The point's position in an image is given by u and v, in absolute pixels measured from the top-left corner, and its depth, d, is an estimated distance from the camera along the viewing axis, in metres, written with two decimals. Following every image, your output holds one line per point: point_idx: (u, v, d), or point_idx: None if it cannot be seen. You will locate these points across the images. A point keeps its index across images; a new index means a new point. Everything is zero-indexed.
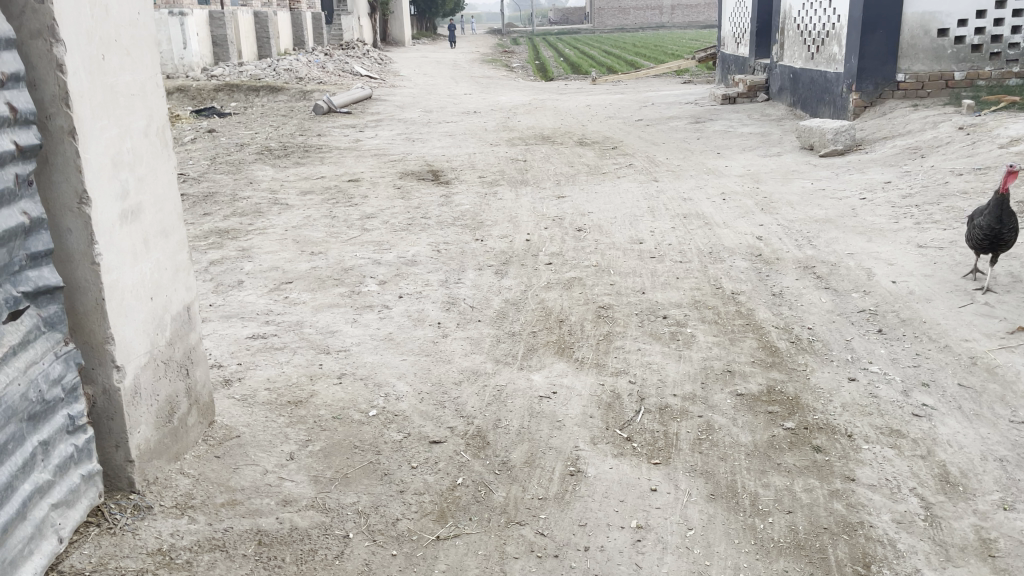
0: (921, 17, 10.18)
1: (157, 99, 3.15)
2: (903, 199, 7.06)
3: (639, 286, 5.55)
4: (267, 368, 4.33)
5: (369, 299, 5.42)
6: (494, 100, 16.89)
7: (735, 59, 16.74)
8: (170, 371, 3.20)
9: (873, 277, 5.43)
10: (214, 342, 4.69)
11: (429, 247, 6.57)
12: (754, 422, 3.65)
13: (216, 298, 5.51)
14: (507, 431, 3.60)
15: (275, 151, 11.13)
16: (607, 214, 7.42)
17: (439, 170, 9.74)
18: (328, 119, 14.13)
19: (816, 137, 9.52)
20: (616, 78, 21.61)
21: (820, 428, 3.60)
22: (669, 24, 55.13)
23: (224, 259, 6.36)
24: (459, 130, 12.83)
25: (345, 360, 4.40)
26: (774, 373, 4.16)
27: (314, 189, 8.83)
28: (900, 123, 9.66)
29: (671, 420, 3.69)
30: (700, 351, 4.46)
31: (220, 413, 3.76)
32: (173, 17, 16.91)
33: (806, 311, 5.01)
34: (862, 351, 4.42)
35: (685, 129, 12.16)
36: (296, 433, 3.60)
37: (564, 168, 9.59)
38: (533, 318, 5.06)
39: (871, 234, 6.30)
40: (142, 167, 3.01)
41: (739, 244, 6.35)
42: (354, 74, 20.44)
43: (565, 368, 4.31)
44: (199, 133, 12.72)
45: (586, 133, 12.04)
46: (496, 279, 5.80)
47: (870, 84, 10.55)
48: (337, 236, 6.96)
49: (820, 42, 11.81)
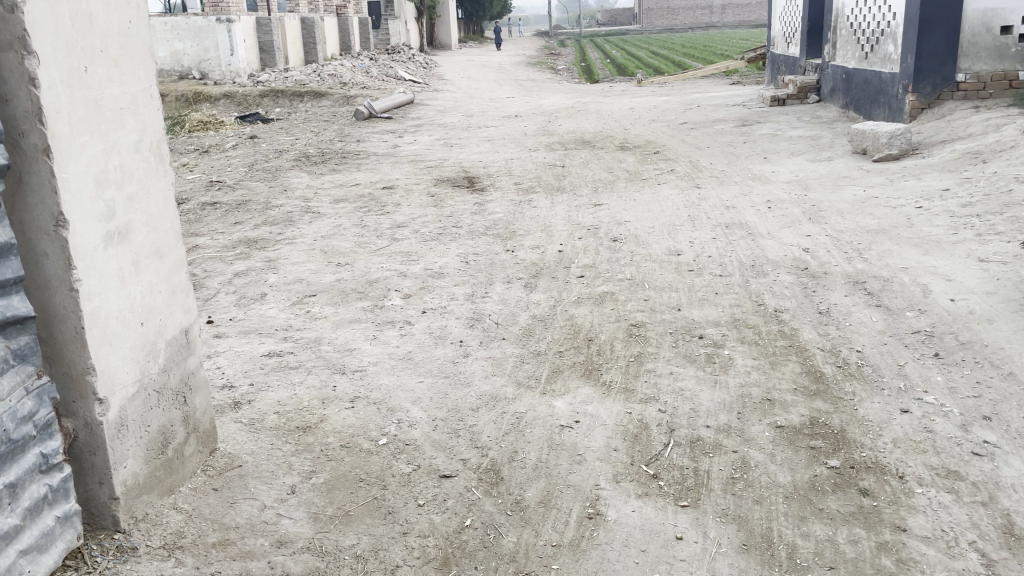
0: (983, 14, 9.68)
1: (152, 113, 2.99)
2: (962, 208, 6.61)
3: (674, 303, 5.25)
4: (278, 389, 4.14)
5: (391, 315, 5.21)
6: (537, 104, 16.68)
7: (785, 59, 16.24)
8: (164, 399, 3.03)
9: (929, 294, 5.04)
10: (229, 360, 4.54)
11: (457, 258, 6.35)
12: (794, 460, 3.34)
13: (238, 312, 5.37)
14: (523, 465, 3.34)
15: (313, 157, 11.06)
16: (644, 223, 7.12)
17: (475, 176, 9.54)
18: (369, 124, 14.05)
19: (870, 140, 9.06)
20: (663, 78, 21.15)
21: (867, 467, 3.28)
22: (721, 24, 54.08)
23: (250, 270, 6.24)
24: (498, 135, 12.62)
25: (359, 382, 4.20)
26: (818, 403, 3.82)
27: (347, 196, 8.70)
28: (960, 126, 9.15)
29: (703, 456, 3.39)
30: (738, 376, 4.15)
31: (224, 439, 3.58)
32: (220, 24, 17.11)
33: (855, 332, 4.65)
34: (916, 378, 4.06)
35: (730, 132, 11.75)
36: (301, 463, 3.41)
37: (603, 173, 9.31)
38: (560, 337, 4.80)
39: (927, 246, 5.88)
40: (134, 185, 2.85)
41: (783, 256, 6.00)
42: (398, 79, 20.42)
43: (591, 393, 4.03)
44: (241, 139, 12.75)
45: (629, 137, 11.73)
46: (524, 293, 5.56)
47: (927, 85, 9.98)
48: (365, 246, 6.78)
49: (875, 41, 11.30)
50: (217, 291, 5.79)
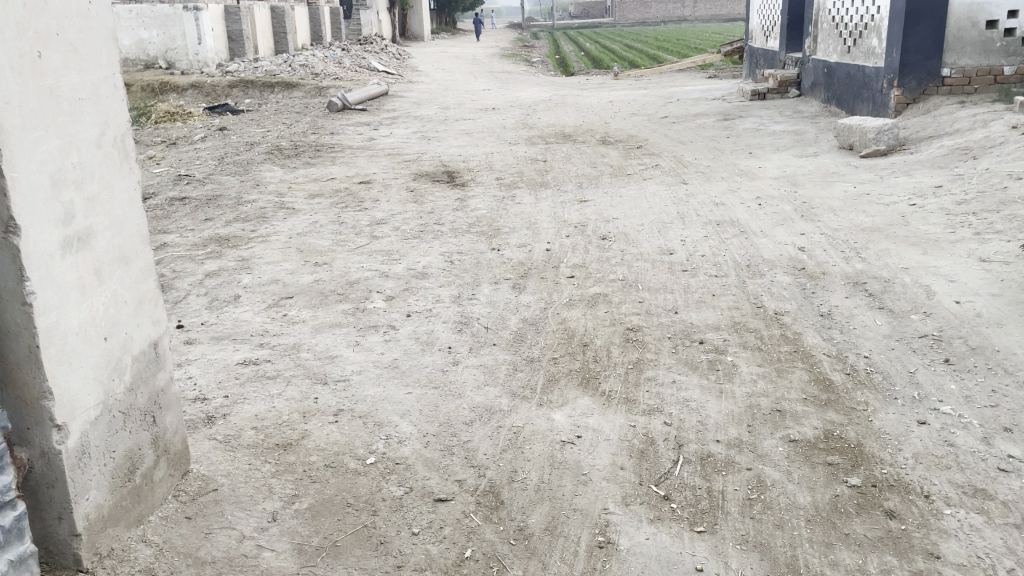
0: (968, 8, 9.58)
1: (116, 104, 2.70)
2: (957, 206, 6.47)
3: (670, 305, 5.03)
4: (255, 402, 3.86)
5: (374, 318, 4.94)
6: (514, 96, 16.40)
7: (764, 52, 16.13)
8: (131, 421, 2.75)
9: (933, 296, 4.88)
10: (201, 369, 4.23)
11: (441, 258, 6.08)
12: (813, 478, 3.14)
13: (210, 316, 5.06)
14: (524, 487, 3.11)
15: (286, 150, 10.71)
16: (633, 220, 6.90)
17: (455, 171, 9.26)
18: (342, 116, 13.68)
19: (856, 136, 8.93)
20: (639, 72, 20.92)
21: (890, 485, 3.09)
22: (693, 18, 54.08)
23: (222, 270, 5.92)
24: (477, 128, 12.35)
25: (343, 394, 3.92)
26: (831, 415, 3.63)
27: (323, 191, 8.39)
28: (946, 122, 9.05)
29: (715, 474, 3.18)
30: (744, 385, 3.94)
31: (197, 459, 3.30)
32: (187, 13, 16.60)
33: (860, 336, 4.47)
34: (929, 386, 3.88)
35: (713, 126, 11.58)
36: (282, 486, 3.14)
37: (586, 168, 9.08)
38: (553, 342, 4.56)
39: (925, 245, 5.73)
40: (95, 184, 2.56)
41: (778, 256, 5.81)
42: (371, 71, 20.01)
43: (591, 404, 3.80)
44: (210, 131, 12.33)
45: (609, 131, 11.51)
46: (513, 295, 5.31)
47: (912, 80, 9.87)
48: (343, 245, 6.49)
49: (858, 35, 11.19)
50: (187, 293, 5.47)
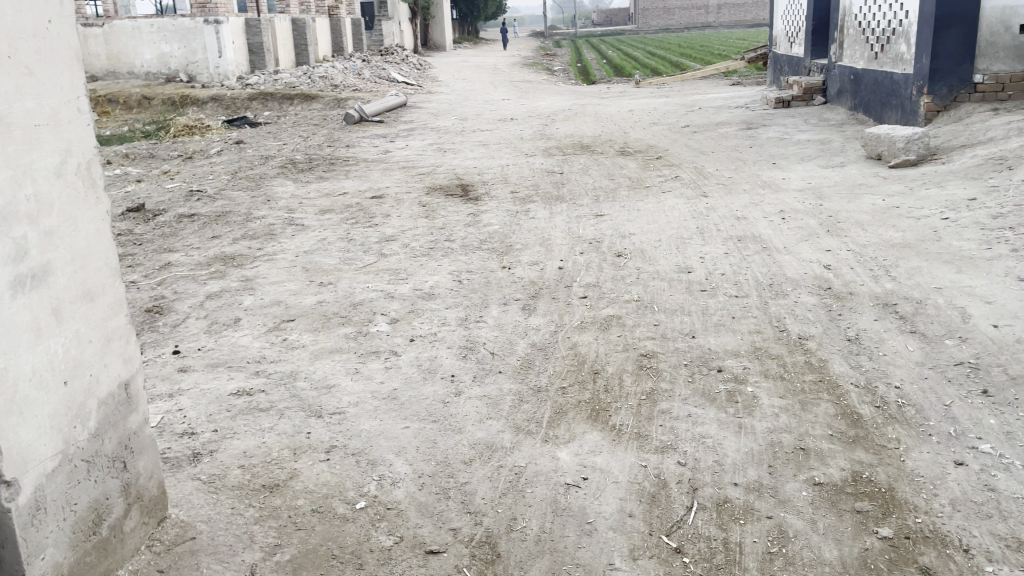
0: (1001, 11, 9.23)
1: (80, 128, 2.52)
2: (993, 219, 6.14)
3: (687, 329, 4.76)
4: (245, 437, 3.65)
5: (376, 343, 4.72)
6: (534, 106, 16.21)
7: (788, 59, 15.80)
8: (97, 469, 2.57)
9: (969, 319, 4.57)
10: (192, 401, 4.04)
11: (450, 277, 5.86)
12: (839, 528, 2.88)
13: (207, 340, 4.89)
14: (524, 538, 2.89)
15: (300, 164, 10.57)
16: (651, 236, 6.64)
17: (469, 184, 9.06)
18: (360, 128, 13.56)
19: (884, 145, 8.61)
20: (661, 80, 20.64)
21: (925, 537, 2.82)
22: (717, 25, 53.61)
23: (224, 290, 5.75)
24: (494, 139, 12.16)
25: (337, 428, 3.70)
26: (860, 454, 3.35)
27: (334, 206, 8.22)
28: (979, 130, 8.68)
29: (732, 523, 2.93)
30: (765, 420, 3.67)
31: (178, 502, 3.11)
32: (208, 26, 16.59)
33: (890, 364, 4.19)
34: (967, 421, 3.58)
35: (735, 136, 11.28)
36: (264, 534, 2.94)
37: (604, 180, 8.84)
38: (562, 369, 4.32)
39: (959, 262, 5.42)
40: (54, 217, 2.37)
41: (802, 275, 5.52)
42: (391, 82, 19.92)
43: (600, 441, 3.55)
44: (226, 144, 12.25)
45: (629, 142, 11.26)
46: (522, 317, 5.08)
47: (943, 86, 9.50)
48: (350, 263, 6.29)
49: (885, 41, 10.85)
50: (186, 316, 5.30)
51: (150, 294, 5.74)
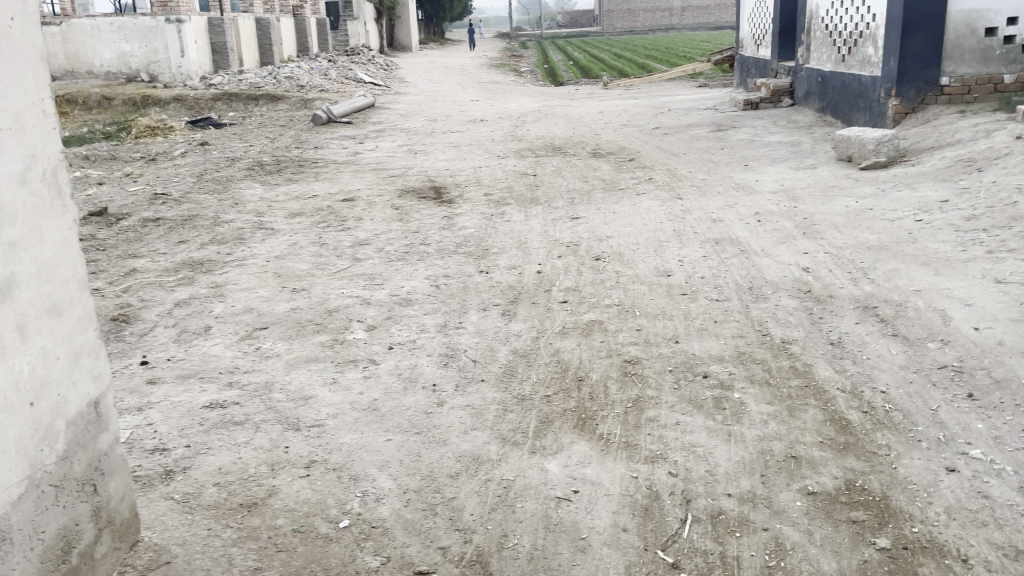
0: (966, 15, 9.36)
1: (45, 132, 2.38)
2: (966, 221, 6.19)
3: (670, 334, 4.71)
4: (219, 452, 3.51)
5: (353, 352, 4.59)
6: (503, 107, 16.13)
7: (755, 61, 15.91)
8: (65, 495, 2.42)
9: (949, 322, 4.58)
10: (162, 415, 3.88)
11: (427, 282, 5.75)
12: (837, 539, 2.83)
13: (177, 350, 4.71)
14: (516, 557, 2.81)
15: (267, 166, 10.36)
16: (628, 238, 6.59)
17: (442, 186, 8.94)
18: (328, 130, 13.35)
19: (855, 147, 8.66)
20: (629, 82, 20.69)
21: (922, 547, 2.78)
22: (681, 27, 54.01)
23: (193, 298, 5.56)
24: (465, 141, 12.04)
25: (317, 442, 3.57)
26: (851, 461, 3.31)
27: (304, 209, 8.05)
28: (947, 132, 8.79)
29: (728, 536, 2.87)
30: (754, 427, 3.62)
31: (151, 524, 2.97)
32: (169, 25, 16.24)
33: (875, 368, 4.17)
34: (954, 426, 3.57)
35: (706, 137, 11.30)
36: (243, 556, 2.81)
37: (578, 183, 8.78)
38: (545, 377, 4.23)
39: (936, 264, 5.44)
40: (17, 227, 2.22)
41: (782, 278, 5.50)
42: (358, 82, 19.70)
43: (588, 451, 3.47)
44: (191, 146, 11.97)
45: (601, 143, 11.22)
46: (502, 322, 4.98)
47: (911, 89, 9.61)
48: (323, 268, 6.15)
49: (852, 44, 10.95)
50: (155, 325, 5.12)
51: (114, 302, 5.53)
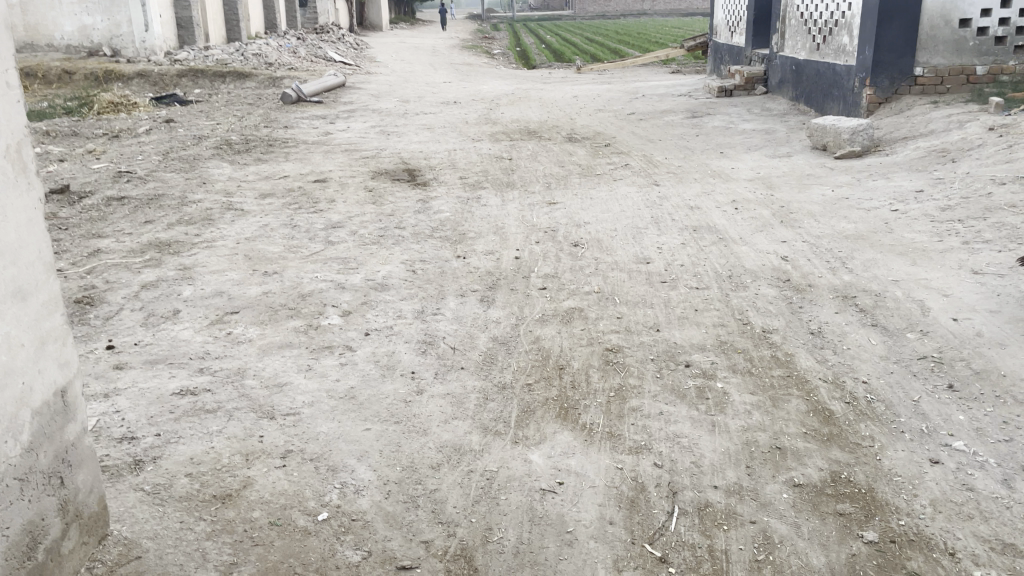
0: (942, 6, 9.37)
1: (9, 105, 2.23)
2: (941, 212, 6.22)
3: (651, 322, 4.66)
4: (191, 442, 3.38)
5: (329, 338, 4.48)
6: (476, 90, 15.95)
7: (729, 48, 15.92)
8: (31, 489, 2.30)
9: (928, 313, 4.59)
10: (130, 402, 3.74)
11: (403, 266, 5.63)
12: (825, 532, 2.81)
13: (144, 334, 4.56)
14: (501, 550, 2.75)
15: (236, 145, 10.12)
16: (606, 225, 6.53)
17: (416, 168, 8.80)
18: (298, 109, 13.09)
19: (830, 136, 8.68)
20: (603, 66, 20.59)
21: (910, 541, 2.77)
22: (653, 12, 53.97)
23: (160, 280, 5.39)
24: (438, 123, 11.88)
25: (293, 431, 3.47)
26: (836, 453, 3.29)
27: (275, 190, 7.86)
28: (920, 122, 8.85)
29: (716, 529, 2.84)
30: (738, 418, 3.58)
31: (120, 517, 2.85)
32: None
33: (856, 358, 4.16)
34: (936, 417, 3.57)
35: (681, 124, 11.27)
36: (219, 550, 2.71)
37: (553, 167, 8.70)
38: (526, 365, 4.16)
39: (913, 255, 5.46)
40: None
41: (761, 266, 5.48)
42: (329, 61, 19.36)
43: (572, 441, 3.41)
44: (156, 123, 11.65)
45: (576, 128, 11.13)
46: (481, 309, 4.90)
47: (885, 79, 9.69)
48: (296, 251, 6.00)
49: (827, 32, 10.96)
50: (121, 308, 4.95)
51: (78, 284, 5.34)
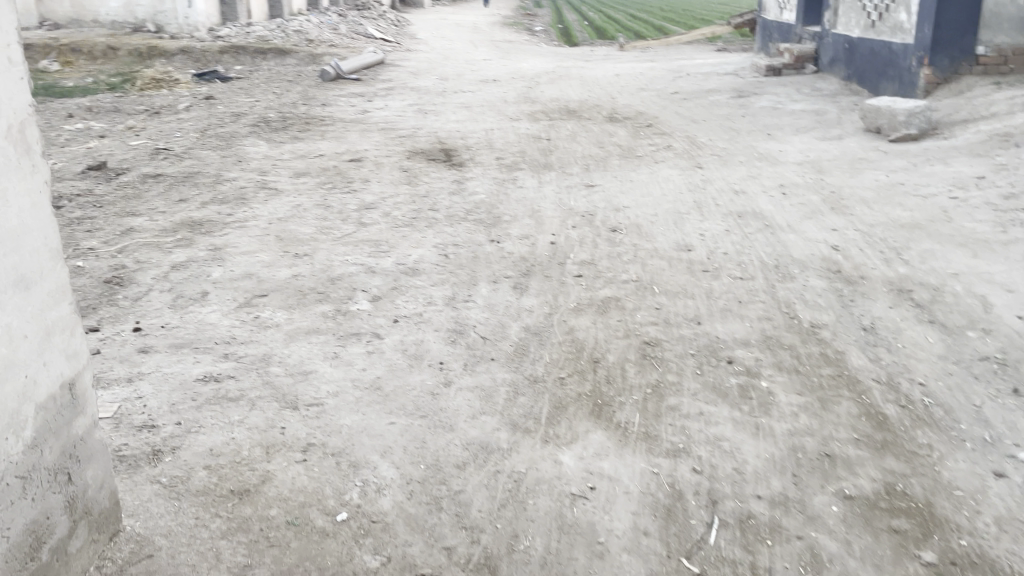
0: None
1: (10, 83, 2.10)
2: (1004, 200, 5.88)
3: (692, 314, 4.44)
4: (211, 432, 3.28)
5: (357, 324, 4.34)
6: (516, 67, 15.71)
7: (778, 26, 15.40)
8: (34, 486, 2.19)
9: (991, 309, 4.31)
10: (153, 388, 3.65)
11: (435, 250, 5.47)
12: (878, 551, 2.60)
13: (172, 317, 4.47)
14: (527, 560, 2.60)
15: (273, 123, 10.04)
16: (646, 209, 6.29)
17: (453, 148, 8.62)
18: (336, 86, 12.98)
19: (884, 118, 8.29)
20: (646, 44, 20.13)
21: (972, 563, 2.55)
22: None
23: (191, 260, 5.31)
24: (476, 101, 11.67)
25: (315, 423, 3.34)
26: (890, 462, 3.07)
27: (309, 169, 7.75)
28: (982, 104, 8.41)
29: (759, 545, 2.64)
30: (784, 421, 3.37)
31: (134, 512, 2.75)
32: None
33: (912, 357, 3.90)
34: (1000, 425, 3.31)
35: (727, 104, 10.91)
36: (233, 551, 2.60)
37: (593, 148, 8.45)
38: (559, 357, 3.98)
39: (974, 246, 5.15)
40: None
41: (809, 256, 5.21)
42: (368, 38, 19.19)
43: (606, 442, 3.23)
44: (195, 100, 11.62)
45: (617, 107, 10.84)
46: (514, 297, 4.72)
47: (945, 58, 9.22)
48: (327, 233, 5.88)
49: (883, 9, 10.49)
50: (149, 289, 4.87)
51: (109, 263, 5.28)
